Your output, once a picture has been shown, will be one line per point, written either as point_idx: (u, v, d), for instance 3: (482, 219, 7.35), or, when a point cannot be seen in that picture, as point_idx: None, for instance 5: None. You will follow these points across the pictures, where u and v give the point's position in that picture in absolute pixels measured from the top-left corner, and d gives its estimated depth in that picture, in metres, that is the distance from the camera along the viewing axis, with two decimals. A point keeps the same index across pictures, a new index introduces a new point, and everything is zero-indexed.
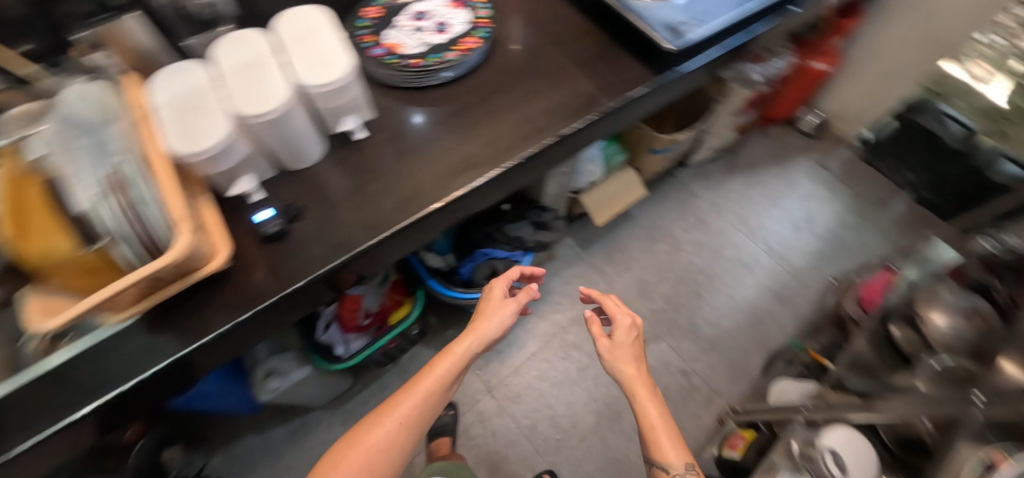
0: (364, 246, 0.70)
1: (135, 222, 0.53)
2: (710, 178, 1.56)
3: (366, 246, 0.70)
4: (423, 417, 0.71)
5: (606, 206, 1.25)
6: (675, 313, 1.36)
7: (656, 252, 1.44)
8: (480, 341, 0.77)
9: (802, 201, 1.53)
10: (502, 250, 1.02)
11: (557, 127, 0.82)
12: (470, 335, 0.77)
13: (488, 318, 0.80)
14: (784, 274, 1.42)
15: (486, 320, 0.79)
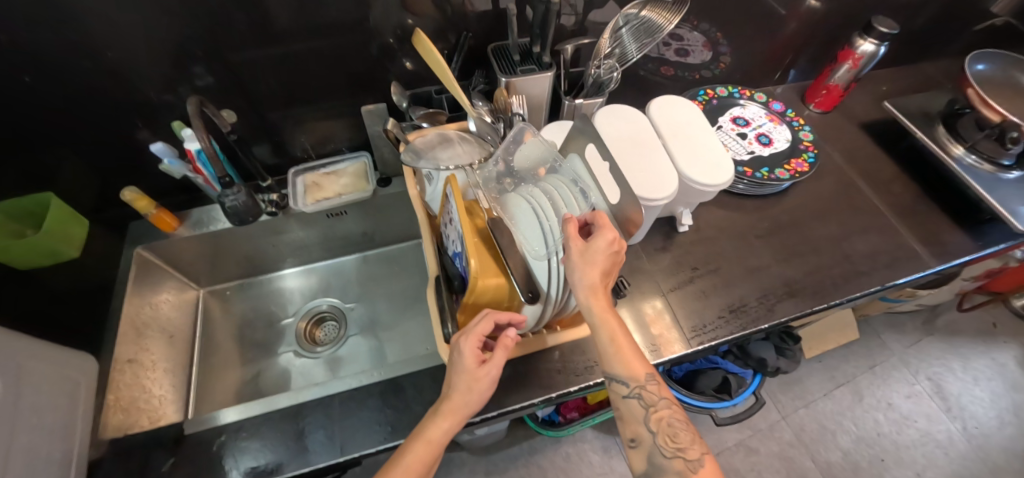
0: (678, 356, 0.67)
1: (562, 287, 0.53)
2: (903, 331, 1.44)
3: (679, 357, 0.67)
4: None
5: (817, 340, 1.18)
6: (855, 473, 1.23)
7: (839, 397, 1.33)
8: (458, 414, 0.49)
9: (1010, 390, 1.37)
10: (735, 365, 0.99)
11: (878, 275, 0.77)
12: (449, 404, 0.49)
13: (456, 383, 0.50)
14: (982, 467, 1.26)
15: (460, 358, 0.50)
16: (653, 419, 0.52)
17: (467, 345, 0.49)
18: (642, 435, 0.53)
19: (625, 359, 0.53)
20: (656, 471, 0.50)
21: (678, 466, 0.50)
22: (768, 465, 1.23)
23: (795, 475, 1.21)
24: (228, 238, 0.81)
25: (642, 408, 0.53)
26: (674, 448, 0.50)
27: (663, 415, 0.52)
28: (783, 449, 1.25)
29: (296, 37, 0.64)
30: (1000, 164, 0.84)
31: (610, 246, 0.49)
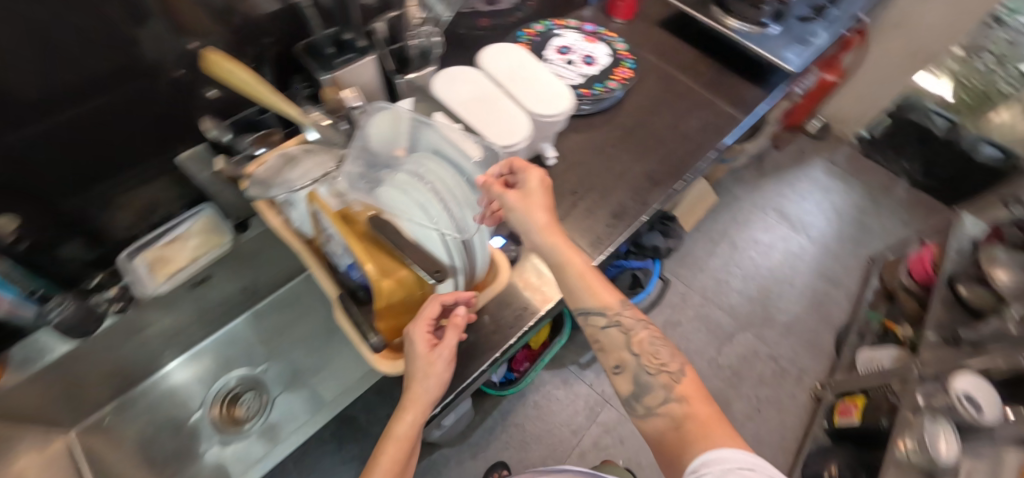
0: None
1: (465, 254, 0.55)
2: (746, 182, 1.73)
3: None
4: None
5: (688, 213, 1.37)
6: (751, 303, 1.48)
7: (721, 251, 1.57)
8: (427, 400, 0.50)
9: (825, 195, 1.74)
10: (637, 261, 1.09)
11: (711, 141, 0.91)
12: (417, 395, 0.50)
13: (415, 372, 0.50)
14: (828, 258, 1.60)
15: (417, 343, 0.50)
16: (633, 343, 0.54)
17: (422, 329, 0.50)
18: (625, 361, 0.55)
19: (596, 292, 0.56)
20: (644, 389, 0.51)
21: (664, 380, 0.51)
22: (693, 329, 1.42)
23: (713, 327, 1.43)
24: (80, 361, 0.66)
25: (622, 334, 0.54)
26: (658, 365, 0.53)
27: (641, 335, 0.54)
28: (698, 311, 1.45)
29: (78, 99, 0.52)
30: (762, 24, 1.02)
31: (540, 182, 0.57)
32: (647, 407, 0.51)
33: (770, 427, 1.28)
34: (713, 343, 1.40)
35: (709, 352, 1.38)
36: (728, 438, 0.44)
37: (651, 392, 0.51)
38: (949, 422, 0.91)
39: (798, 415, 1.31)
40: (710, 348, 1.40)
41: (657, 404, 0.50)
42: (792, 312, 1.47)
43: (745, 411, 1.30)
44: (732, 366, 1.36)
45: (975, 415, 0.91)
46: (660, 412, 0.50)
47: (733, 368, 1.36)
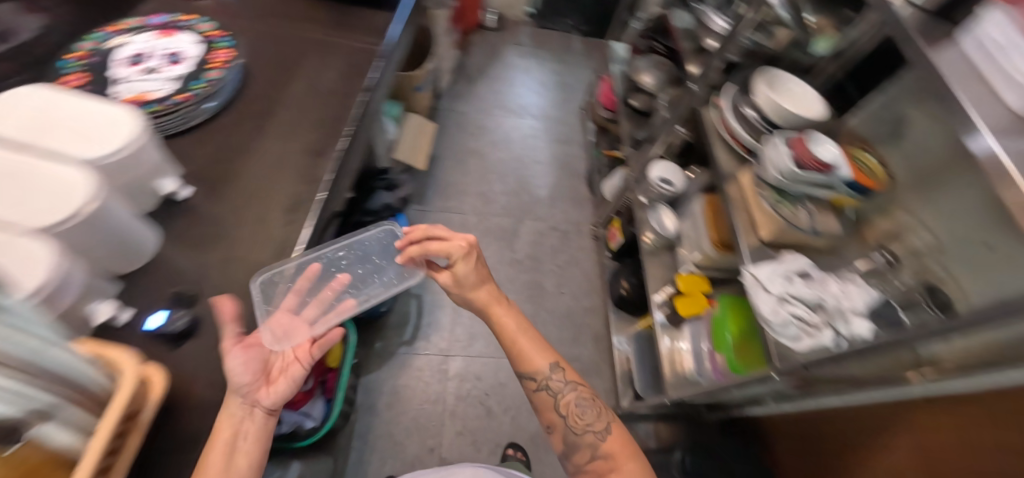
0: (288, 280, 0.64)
1: (85, 393, 0.37)
2: (463, 94, 1.81)
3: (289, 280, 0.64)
4: None
5: (416, 151, 1.37)
6: (517, 195, 1.59)
7: (472, 166, 1.63)
8: (230, 411, 0.52)
9: (526, 77, 1.93)
10: (379, 227, 1.04)
11: (359, 82, 0.87)
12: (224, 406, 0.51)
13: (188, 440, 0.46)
14: (554, 124, 1.81)
15: (225, 358, 0.51)
16: (562, 405, 0.69)
17: (229, 345, 0.52)
18: (555, 422, 0.70)
19: (530, 358, 0.71)
20: (572, 449, 0.67)
21: (589, 439, 0.66)
22: (485, 245, 1.48)
23: (499, 232, 1.50)
24: None
25: (552, 397, 0.70)
26: (582, 425, 0.68)
27: (568, 398, 0.69)
28: (480, 228, 1.50)
29: None
30: None
31: (471, 267, 0.71)
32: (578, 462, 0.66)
33: (578, 282, 1.44)
34: (506, 247, 1.48)
35: (507, 255, 1.46)
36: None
37: (579, 452, 0.67)
38: (662, 203, 1.18)
39: (591, 260, 1.50)
40: (506, 251, 1.48)
41: (583, 461, 0.66)
42: (549, 184, 1.64)
43: (556, 283, 1.44)
44: (528, 254, 1.47)
45: (671, 188, 1.15)
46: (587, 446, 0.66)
47: (530, 256, 1.48)
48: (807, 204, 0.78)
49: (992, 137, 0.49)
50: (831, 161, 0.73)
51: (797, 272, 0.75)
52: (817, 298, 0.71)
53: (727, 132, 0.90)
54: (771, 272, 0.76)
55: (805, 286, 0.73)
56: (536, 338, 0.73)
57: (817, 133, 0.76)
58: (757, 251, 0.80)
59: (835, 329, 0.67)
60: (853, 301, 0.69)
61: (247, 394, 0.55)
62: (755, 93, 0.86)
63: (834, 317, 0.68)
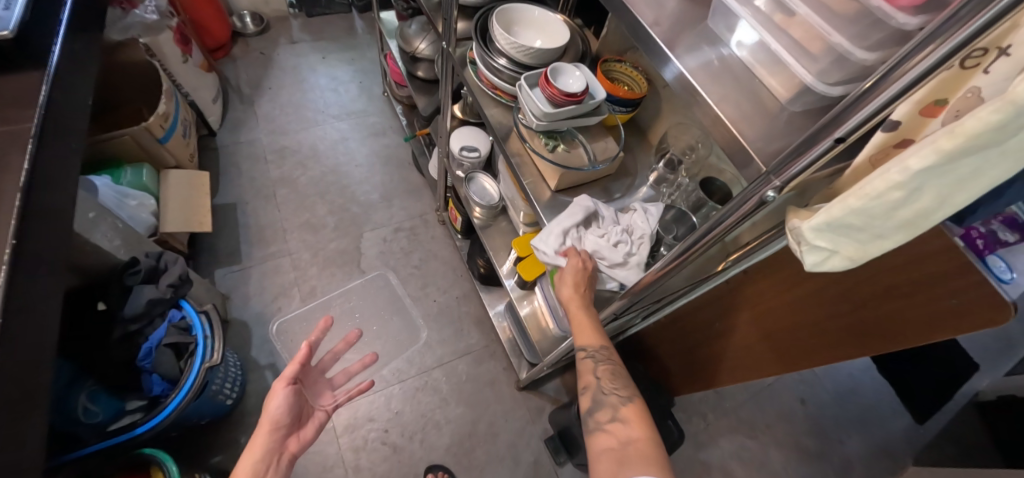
0: None
1: None
2: (245, 121, 1.55)
3: None
4: None
5: (194, 212, 1.14)
6: (347, 210, 1.44)
7: (285, 198, 1.43)
8: (265, 450, 0.63)
9: (312, 77, 1.71)
10: (154, 331, 0.84)
11: (10, 183, 0.65)
12: (255, 441, 0.64)
13: None
14: (362, 118, 1.64)
15: (269, 399, 0.66)
16: (598, 371, 0.66)
17: (278, 386, 0.66)
18: (588, 383, 0.66)
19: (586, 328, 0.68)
20: (597, 406, 0.63)
21: (614, 399, 0.62)
22: (329, 277, 1.32)
23: (341, 258, 1.35)
24: None
25: (592, 363, 0.67)
26: (612, 386, 0.64)
27: (607, 367, 0.66)
28: (317, 263, 1.33)
29: None
30: None
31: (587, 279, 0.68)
32: (597, 424, 0.60)
33: (441, 275, 1.37)
34: (352, 270, 1.34)
35: (357, 278, 1.33)
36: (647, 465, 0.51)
37: (601, 409, 0.62)
38: (477, 171, 1.10)
39: (447, 246, 1.42)
40: (355, 274, 1.34)
41: (604, 420, 0.60)
42: (377, 185, 1.50)
43: (419, 285, 1.35)
44: (380, 268, 1.35)
45: (477, 154, 1.08)
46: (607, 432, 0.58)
47: (384, 268, 1.36)
48: (580, 139, 0.75)
49: (673, 59, 0.44)
50: (578, 91, 0.67)
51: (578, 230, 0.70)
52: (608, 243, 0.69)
53: (489, 88, 0.82)
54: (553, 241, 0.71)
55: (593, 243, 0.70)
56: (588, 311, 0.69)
57: (559, 64, 0.70)
58: (551, 204, 0.76)
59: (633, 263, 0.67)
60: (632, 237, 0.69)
61: (279, 438, 0.65)
62: (496, 38, 0.77)
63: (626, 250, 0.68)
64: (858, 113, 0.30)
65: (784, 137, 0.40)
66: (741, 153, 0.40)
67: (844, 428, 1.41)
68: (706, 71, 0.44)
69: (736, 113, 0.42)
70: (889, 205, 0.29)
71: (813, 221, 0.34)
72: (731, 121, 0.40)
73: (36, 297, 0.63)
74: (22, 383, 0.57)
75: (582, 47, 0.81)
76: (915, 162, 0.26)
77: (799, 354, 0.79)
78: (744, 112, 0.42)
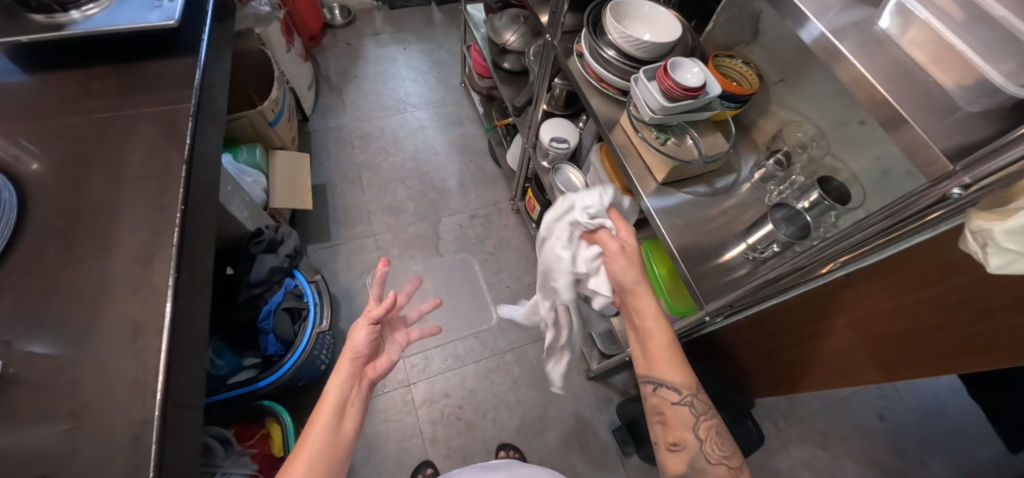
0: (157, 431, 0.53)
1: None
2: (334, 108, 1.65)
3: (159, 431, 0.53)
4: (331, 466, 0.61)
5: (296, 190, 1.24)
6: (426, 196, 1.50)
7: (369, 182, 1.51)
8: (349, 373, 0.68)
9: (393, 67, 1.79)
10: (274, 295, 0.93)
11: (176, 154, 0.73)
12: (341, 364, 0.68)
13: None
14: (440, 107, 1.70)
15: (354, 333, 0.69)
16: (701, 427, 0.63)
17: (362, 324, 0.69)
18: (686, 440, 0.64)
19: (674, 371, 0.66)
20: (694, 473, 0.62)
21: (722, 470, 0.60)
22: (410, 257, 1.39)
23: (420, 240, 1.42)
24: None
25: (693, 415, 0.64)
26: (717, 456, 0.61)
27: (711, 425, 0.64)
28: (398, 244, 1.41)
29: None
30: None
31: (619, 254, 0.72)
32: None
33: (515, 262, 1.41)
34: (431, 253, 1.40)
35: (434, 260, 1.39)
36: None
37: None
38: (563, 162, 1.13)
39: (520, 235, 1.46)
40: (433, 256, 1.40)
41: None
42: (454, 172, 1.56)
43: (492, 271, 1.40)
44: (457, 252, 1.41)
45: (565, 145, 1.10)
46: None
47: (460, 252, 1.41)
48: (690, 133, 0.75)
49: (815, 20, 0.44)
50: (696, 85, 0.68)
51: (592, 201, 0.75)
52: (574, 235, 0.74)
53: (595, 79, 0.84)
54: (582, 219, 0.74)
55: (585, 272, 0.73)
56: (673, 348, 0.67)
57: (678, 58, 0.71)
58: (654, 195, 0.77)
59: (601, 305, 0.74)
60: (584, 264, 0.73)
61: (359, 364, 0.69)
62: (608, 29, 0.79)
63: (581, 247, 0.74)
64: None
65: (964, 134, 0.39)
66: (922, 150, 0.40)
67: (928, 449, 1.33)
68: (876, 61, 0.43)
69: (911, 105, 0.41)
70: None
71: (1006, 224, 0.34)
72: (896, 104, 0.41)
73: (194, 257, 0.70)
74: (188, 333, 0.65)
75: (691, 43, 0.82)
76: None
77: (905, 364, 0.74)
78: (917, 106, 0.41)
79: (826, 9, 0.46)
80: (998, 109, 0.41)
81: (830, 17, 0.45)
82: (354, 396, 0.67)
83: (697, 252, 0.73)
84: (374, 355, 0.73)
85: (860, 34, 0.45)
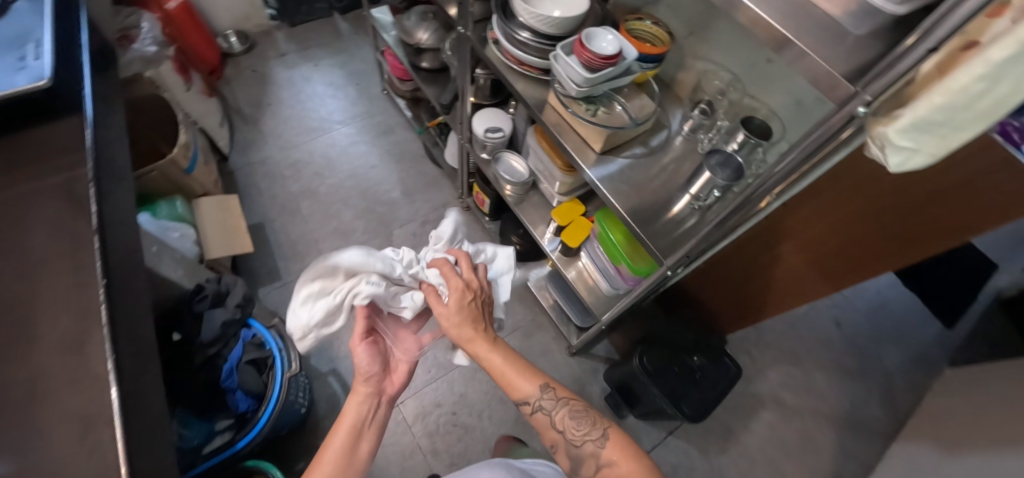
0: None
1: None
2: (254, 141, 1.56)
3: None
4: None
5: (231, 234, 1.15)
6: (373, 211, 1.46)
7: (310, 210, 1.44)
8: (362, 395, 0.70)
9: (308, 87, 1.70)
10: (232, 350, 0.87)
11: (83, 225, 0.66)
12: (355, 388, 0.70)
13: None
14: (367, 119, 1.64)
15: (354, 351, 0.70)
16: (557, 422, 0.67)
17: (356, 341, 0.70)
18: (556, 440, 0.68)
19: (517, 383, 0.69)
20: (576, 463, 0.64)
21: (590, 450, 0.63)
22: None
23: None
24: None
25: (547, 417, 0.68)
26: (581, 437, 0.65)
27: (564, 415, 0.67)
28: None
29: None
30: None
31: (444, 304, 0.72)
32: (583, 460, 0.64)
33: None
34: None
35: None
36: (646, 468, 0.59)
37: (583, 463, 0.63)
38: (503, 150, 1.13)
39: (476, 231, 1.45)
40: None
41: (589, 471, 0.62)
42: (397, 182, 1.52)
43: None
44: None
45: (501, 133, 1.10)
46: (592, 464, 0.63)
47: None
48: (617, 100, 0.77)
49: None
50: (613, 53, 0.69)
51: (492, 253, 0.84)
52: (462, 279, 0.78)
53: (515, 62, 0.84)
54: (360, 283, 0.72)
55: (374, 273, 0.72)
56: (519, 363, 0.70)
57: (591, 29, 0.71)
58: (596, 167, 0.79)
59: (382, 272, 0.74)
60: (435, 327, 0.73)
61: (373, 385, 0.71)
62: (518, 11, 0.78)
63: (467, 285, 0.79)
64: (949, 22, 0.32)
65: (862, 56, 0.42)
66: (827, 78, 0.42)
67: (881, 343, 1.47)
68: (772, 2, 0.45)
69: (810, 40, 0.43)
70: (970, 97, 0.30)
71: (898, 124, 0.35)
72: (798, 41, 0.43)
73: (131, 331, 0.64)
74: (143, 413, 0.59)
75: (599, 12, 0.83)
76: (996, 52, 0.28)
77: (848, 271, 0.82)
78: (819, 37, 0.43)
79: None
80: (885, 28, 0.44)
81: None
82: (368, 414, 0.69)
83: (646, 213, 0.76)
84: (391, 370, 0.75)
85: None
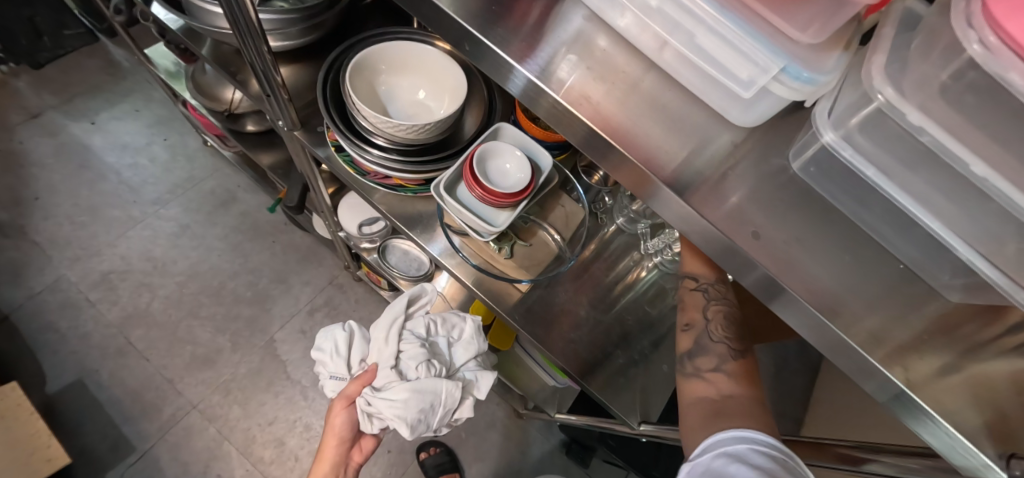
0: None
1: None
2: (27, 260, 1.10)
3: None
4: None
5: (23, 458, 0.79)
6: (239, 317, 1.13)
7: (147, 341, 1.08)
8: (332, 460, 0.64)
9: (93, 159, 1.22)
10: None
11: None
12: (324, 451, 0.65)
13: None
14: (194, 189, 1.24)
15: (333, 417, 0.62)
16: (711, 311, 0.44)
17: (339, 407, 0.62)
18: (694, 319, 0.44)
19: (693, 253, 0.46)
20: (699, 349, 0.42)
21: (720, 350, 0.42)
22: (258, 406, 1.06)
23: (260, 377, 1.08)
24: None
25: (698, 295, 0.45)
26: (720, 334, 0.43)
27: (722, 307, 0.44)
28: (235, 399, 1.06)
29: None
30: None
31: None
32: (696, 367, 0.42)
33: None
34: (286, 388, 1.08)
35: (291, 393, 1.08)
36: (747, 421, 0.35)
37: (702, 356, 0.42)
38: (390, 237, 0.89)
39: (379, 304, 1.21)
40: (286, 390, 1.08)
41: (706, 367, 0.41)
42: (261, 269, 1.19)
43: None
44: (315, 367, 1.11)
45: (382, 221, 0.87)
46: (706, 381, 0.40)
47: None
48: (543, 226, 0.60)
49: (528, 72, 0.28)
50: (522, 187, 0.50)
51: (456, 314, 0.68)
52: (426, 355, 0.61)
53: (375, 177, 0.58)
54: (332, 353, 0.64)
55: (352, 361, 0.64)
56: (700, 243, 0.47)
57: (489, 143, 0.50)
58: (524, 316, 0.59)
59: (337, 382, 0.64)
60: (405, 402, 0.57)
61: (344, 448, 0.65)
62: (361, 114, 0.53)
63: (433, 359, 0.61)
64: None
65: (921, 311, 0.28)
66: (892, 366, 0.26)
67: None
68: (789, 228, 0.28)
69: (861, 299, 0.27)
70: None
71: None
72: (847, 310, 0.26)
73: None
74: None
75: (486, 86, 0.59)
76: None
77: None
78: (873, 282, 0.28)
79: (694, 134, 0.29)
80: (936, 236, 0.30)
81: (551, 68, 0.29)
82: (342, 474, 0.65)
83: (596, 356, 0.59)
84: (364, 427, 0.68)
85: (752, 171, 0.29)
